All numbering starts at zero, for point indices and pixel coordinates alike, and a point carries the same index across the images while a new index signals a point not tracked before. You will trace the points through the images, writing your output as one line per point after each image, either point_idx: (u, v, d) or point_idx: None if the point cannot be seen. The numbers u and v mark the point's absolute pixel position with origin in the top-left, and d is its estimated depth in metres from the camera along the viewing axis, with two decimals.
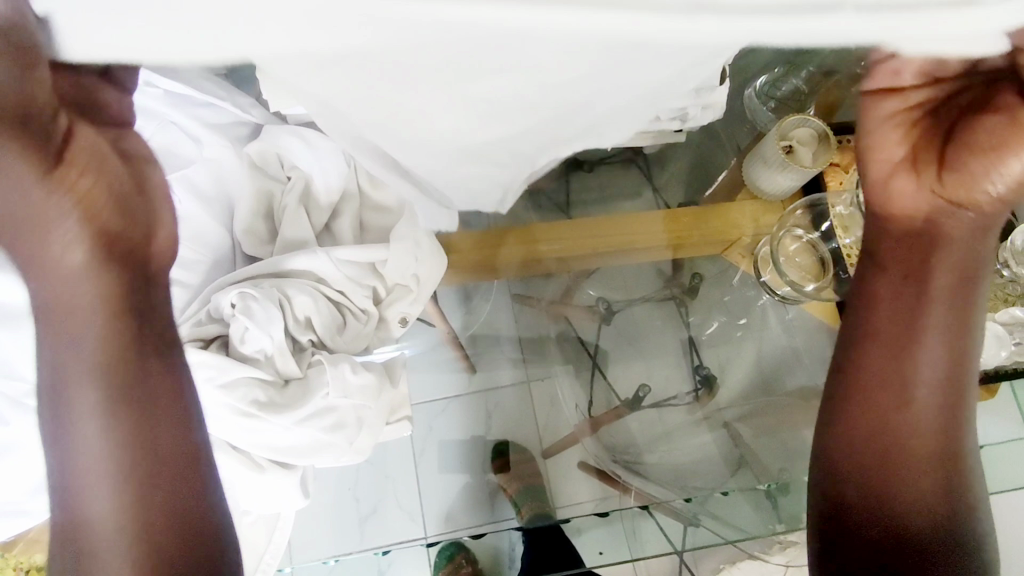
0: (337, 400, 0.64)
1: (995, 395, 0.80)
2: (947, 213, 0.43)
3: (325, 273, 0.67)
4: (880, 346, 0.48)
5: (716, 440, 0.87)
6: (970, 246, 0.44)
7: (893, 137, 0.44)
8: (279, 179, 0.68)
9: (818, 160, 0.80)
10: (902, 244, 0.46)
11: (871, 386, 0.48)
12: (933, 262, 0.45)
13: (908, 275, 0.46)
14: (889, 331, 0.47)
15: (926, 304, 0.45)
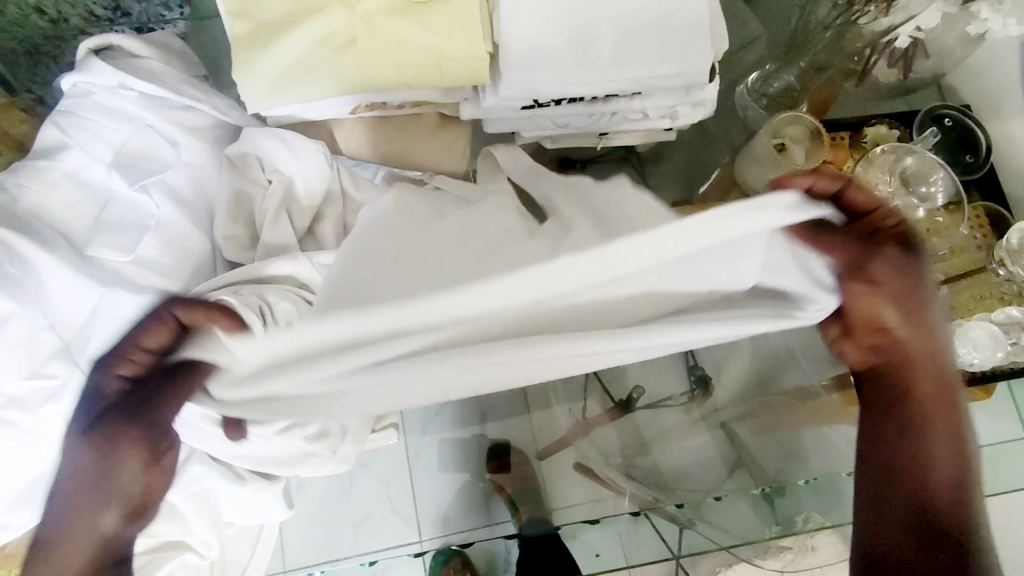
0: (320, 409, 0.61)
1: (991, 396, 0.79)
2: (902, 353, 0.46)
3: (306, 278, 0.66)
4: (886, 461, 0.47)
5: (714, 440, 0.84)
6: (936, 371, 0.46)
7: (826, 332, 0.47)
8: (261, 183, 0.69)
9: (810, 158, 0.77)
10: (878, 385, 0.48)
11: (891, 489, 0.46)
12: (907, 394, 0.46)
13: (893, 402, 0.47)
14: (898, 450, 0.46)
15: (920, 421, 0.46)
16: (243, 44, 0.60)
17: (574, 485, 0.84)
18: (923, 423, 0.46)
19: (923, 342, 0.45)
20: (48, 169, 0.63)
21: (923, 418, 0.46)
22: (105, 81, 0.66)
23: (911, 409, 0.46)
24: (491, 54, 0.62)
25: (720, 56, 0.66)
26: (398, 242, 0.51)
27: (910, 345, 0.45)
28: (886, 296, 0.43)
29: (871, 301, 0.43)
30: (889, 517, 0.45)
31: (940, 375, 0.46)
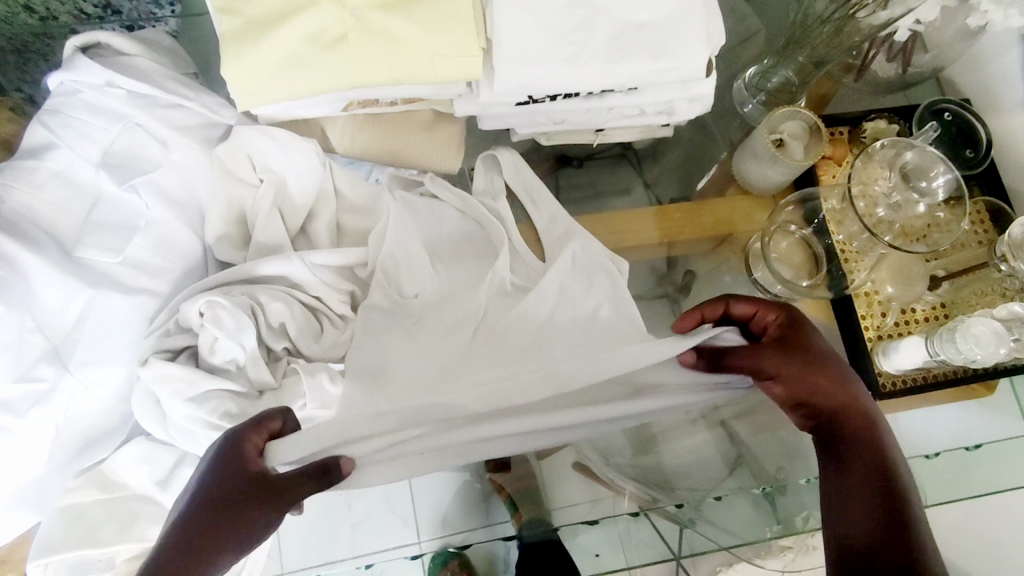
0: (314, 412, 0.60)
1: (993, 392, 0.79)
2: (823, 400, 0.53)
3: (299, 278, 0.65)
4: (841, 489, 0.50)
5: (713, 438, 0.83)
6: (856, 404, 0.52)
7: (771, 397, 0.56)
8: (252, 183, 0.67)
9: (810, 153, 0.76)
10: (820, 432, 0.53)
11: (845, 512, 0.49)
12: (840, 433, 0.52)
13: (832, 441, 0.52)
14: (838, 478, 0.50)
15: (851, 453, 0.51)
16: (231, 41, 0.59)
17: (572, 483, 0.82)
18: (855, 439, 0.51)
19: (836, 387, 0.53)
20: (35, 169, 0.62)
21: (850, 435, 0.51)
22: (92, 79, 0.64)
23: (840, 429, 0.52)
24: (484, 48, 0.61)
25: (717, 50, 0.65)
26: (430, 348, 0.61)
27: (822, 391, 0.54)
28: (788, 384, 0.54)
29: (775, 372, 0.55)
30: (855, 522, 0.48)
31: (857, 403, 0.53)
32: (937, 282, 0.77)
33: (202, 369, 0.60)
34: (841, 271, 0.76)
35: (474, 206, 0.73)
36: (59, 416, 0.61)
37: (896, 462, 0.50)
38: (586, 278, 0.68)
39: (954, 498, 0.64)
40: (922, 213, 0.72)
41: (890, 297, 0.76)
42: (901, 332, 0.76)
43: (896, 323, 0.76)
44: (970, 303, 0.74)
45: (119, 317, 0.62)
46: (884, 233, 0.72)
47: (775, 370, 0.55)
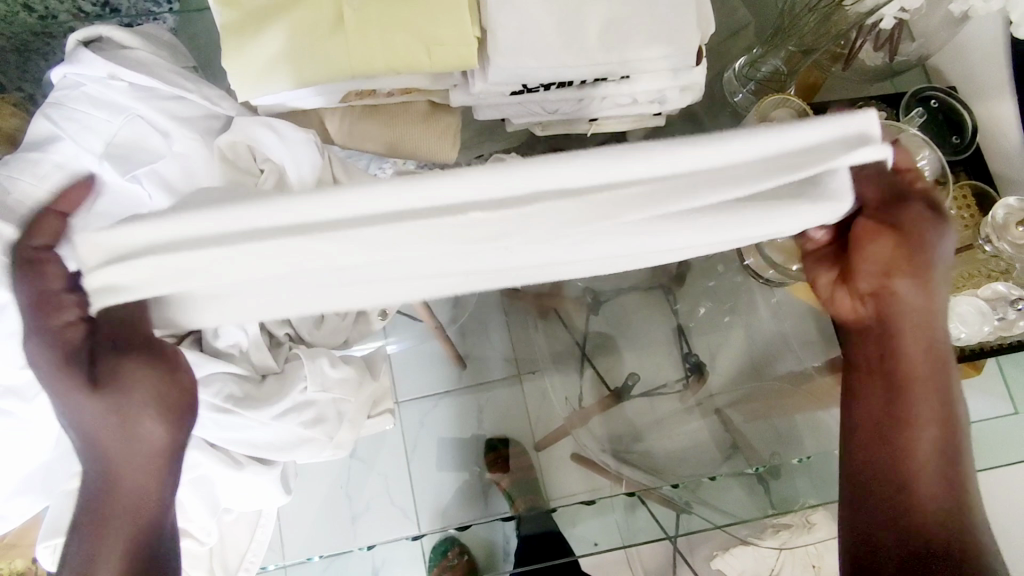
0: (315, 395, 0.63)
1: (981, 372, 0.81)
2: (888, 315, 0.48)
3: None
4: (873, 430, 0.49)
5: (707, 425, 0.86)
6: (920, 333, 0.47)
7: (823, 277, 0.53)
8: (254, 173, 0.68)
9: None
10: (864, 345, 0.50)
11: (875, 441, 0.49)
12: (888, 356, 0.48)
13: (877, 368, 0.49)
14: (877, 407, 0.49)
15: (898, 385, 0.48)
16: (232, 33, 0.60)
17: (571, 473, 0.85)
18: (898, 405, 0.48)
19: (913, 304, 0.47)
20: (39, 160, 0.64)
21: (896, 359, 0.48)
22: (96, 72, 0.66)
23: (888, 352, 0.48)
24: (479, 38, 0.63)
25: (707, 38, 0.66)
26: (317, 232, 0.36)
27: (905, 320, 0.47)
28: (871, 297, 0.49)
29: (867, 254, 0.47)
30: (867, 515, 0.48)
31: (921, 356, 0.47)
32: None
33: (206, 353, 0.59)
34: None
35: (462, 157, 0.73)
36: None
37: (949, 420, 0.47)
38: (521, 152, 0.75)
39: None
40: None
41: None
42: None
43: None
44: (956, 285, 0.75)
45: None
46: None
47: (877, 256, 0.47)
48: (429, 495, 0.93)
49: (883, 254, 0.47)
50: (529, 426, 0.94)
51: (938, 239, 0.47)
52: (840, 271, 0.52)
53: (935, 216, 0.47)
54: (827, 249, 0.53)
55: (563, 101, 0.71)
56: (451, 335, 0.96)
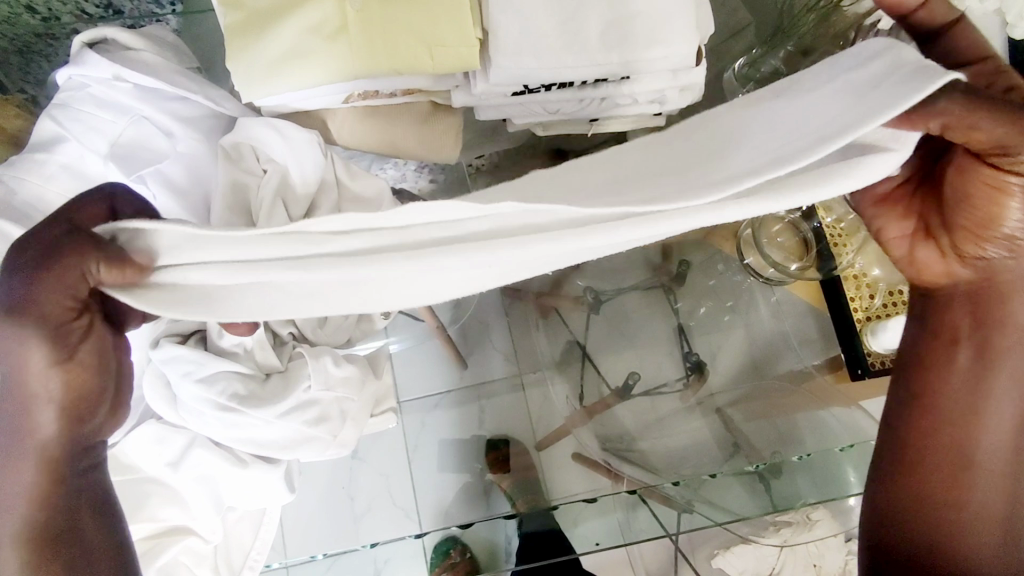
0: (318, 394, 0.63)
1: None
2: (993, 277, 0.48)
3: None
4: (951, 400, 0.50)
5: (710, 425, 0.85)
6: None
7: (897, 227, 0.53)
8: (256, 173, 0.68)
9: None
10: (957, 305, 0.50)
11: (955, 410, 0.50)
12: (985, 323, 0.49)
13: (970, 334, 0.50)
14: (962, 375, 0.50)
15: (992, 357, 0.49)
16: (237, 34, 0.61)
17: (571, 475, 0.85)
18: (977, 376, 0.50)
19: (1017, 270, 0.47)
20: (45, 161, 0.65)
21: (996, 325, 0.49)
22: (100, 73, 0.66)
23: (986, 317, 0.49)
24: (481, 39, 0.63)
25: (707, 38, 0.67)
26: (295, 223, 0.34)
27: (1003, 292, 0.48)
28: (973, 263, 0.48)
29: (978, 205, 0.45)
30: (918, 481, 0.52)
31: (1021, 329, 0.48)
32: None
33: (211, 352, 0.61)
34: (830, 253, 0.79)
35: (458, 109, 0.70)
36: None
37: None
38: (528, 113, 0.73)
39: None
40: None
41: (876, 279, 0.80)
42: (888, 313, 0.79)
43: (885, 303, 0.80)
44: None
45: None
46: None
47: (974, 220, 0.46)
48: (430, 494, 0.95)
49: (999, 202, 0.43)
50: (530, 427, 0.95)
51: None
52: (919, 225, 0.51)
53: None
54: (905, 192, 0.52)
55: (568, 103, 0.72)
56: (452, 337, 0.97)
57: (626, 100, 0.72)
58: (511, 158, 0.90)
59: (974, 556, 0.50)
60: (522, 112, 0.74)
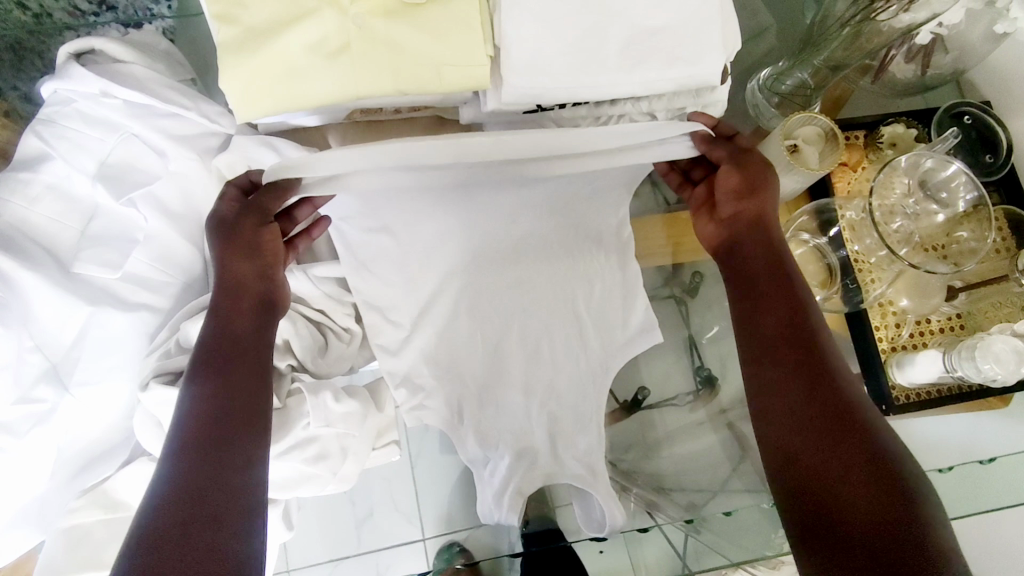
0: (318, 430, 0.62)
1: (1009, 404, 0.74)
2: (738, 226, 0.58)
3: (302, 292, 0.65)
4: (763, 335, 0.54)
5: (721, 442, 0.77)
6: (763, 234, 0.56)
7: (704, 225, 0.62)
8: None
9: (824, 160, 0.72)
10: (735, 259, 0.58)
11: (761, 331, 0.54)
12: (745, 256, 0.57)
13: (742, 273, 0.57)
14: (747, 300, 0.56)
15: (764, 286, 0.55)
16: (228, 52, 0.56)
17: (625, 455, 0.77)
18: (764, 302, 0.55)
19: (753, 210, 0.57)
20: (29, 182, 0.60)
21: (748, 242, 0.57)
22: (87, 89, 0.62)
23: (741, 238, 0.57)
24: (492, 56, 0.59)
25: (733, 56, 0.62)
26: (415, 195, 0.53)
27: (767, 231, 0.57)
28: (723, 220, 0.59)
29: (722, 187, 0.58)
30: (765, 408, 0.52)
31: (767, 251, 0.56)
32: (953, 293, 0.71)
33: None
34: (856, 284, 0.72)
35: (454, 96, 0.62)
36: (60, 438, 0.60)
37: (815, 317, 0.53)
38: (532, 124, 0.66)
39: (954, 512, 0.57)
40: (939, 223, 0.68)
41: (905, 309, 0.72)
42: (916, 345, 0.71)
43: (910, 335, 0.72)
44: (987, 315, 0.70)
45: (119, 333, 0.62)
46: (903, 248, 0.67)
47: (729, 183, 0.57)
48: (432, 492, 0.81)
49: (732, 181, 0.57)
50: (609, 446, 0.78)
51: (762, 176, 0.57)
52: (710, 212, 0.61)
53: (732, 160, 0.56)
54: (703, 199, 0.62)
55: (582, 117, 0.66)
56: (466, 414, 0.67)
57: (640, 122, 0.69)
58: None
59: (829, 461, 0.46)
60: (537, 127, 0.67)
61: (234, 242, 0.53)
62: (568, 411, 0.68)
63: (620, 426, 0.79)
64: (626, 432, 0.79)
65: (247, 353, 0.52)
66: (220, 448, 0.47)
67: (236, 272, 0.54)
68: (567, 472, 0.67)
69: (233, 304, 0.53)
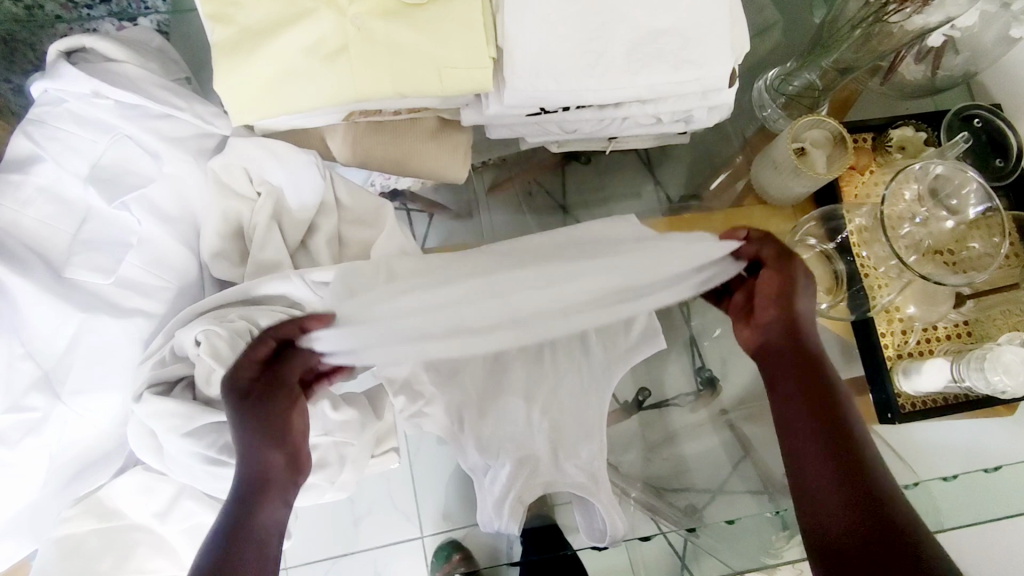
0: (316, 438, 0.61)
1: (1013, 413, 0.73)
2: (779, 336, 0.56)
3: (297, 297, 0.62)
4: (797, 426, 0.52)
5: (723, 443, 0.76)
6: (806, 349, 0.55)
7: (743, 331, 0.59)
8: (250, 197, 0.63)
9: (832, 165, 0.72)
10: (773, 366, 0.56)
11: (792, 423, 0.52)
12: (791, 364, 0.55)
13: (782, 379, 0.55)
14: (785, 400, 0.54)
15: (806, 387, 0.53)
16: (223, 53, 0.55)
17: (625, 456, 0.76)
18: (801, 401, 0.53)
19: (790, 317, 0.56)
20: (20, 184, 0.59)
21: (791, 356, 0.56)
22: (79, 88, 0.60)
23: (786, 351, 0.56)
24: (494, 58, 0.57)
25: (741, 58, 0.61)
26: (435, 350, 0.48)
27: (799, 339, 0.56)
28: (758, 326, 0.58)
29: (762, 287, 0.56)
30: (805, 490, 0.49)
31: (812, 361, 0.55)
32: (961, 300, 0.70)
33: (199, 402, 0.57)
34: (863, 292, 0.71)
35: (456, 98, 0.60)
36: (52, 446, 0.59)
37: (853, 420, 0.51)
38: (536, 125, 0.65)
39: (960, 523, 0.56)
40: (949, 230, 0.67)
41: (912, 316, 0.71)
42: (923, 353, 0.71)
43: (917, 342, 0.71)
44: (997, 323, 0.69)
45: (111, 341, 0.60)
46: (912, 255, 0.66)
47: (769, 289, 0.56)
48: (428, 496, 0.80)
49: (771, 279, 0.55)
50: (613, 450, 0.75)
51: (798, 284, 0.56)
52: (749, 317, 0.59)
53: (776, 263, 0.55)
54: (742, 304, 0.59)
55: (586, 121, 0.65)
56: (465, 419, 0.67)
57: (645, 125, 0.68)
58: (519, 157, 0.90)
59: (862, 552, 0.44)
60: (541, 128, 0.66)
61: (279, 369, 0.51)
62: (572, 419, 0.67)
63: (622, 427, 0.77)
64: (626, 432, 0.77)
65: (275, 479, 0.51)
66: (235, 550, 0.45)
67: (276, 397, 0.51)
68: (568, 481, 0.66)
69: (274, 420, 0.51)
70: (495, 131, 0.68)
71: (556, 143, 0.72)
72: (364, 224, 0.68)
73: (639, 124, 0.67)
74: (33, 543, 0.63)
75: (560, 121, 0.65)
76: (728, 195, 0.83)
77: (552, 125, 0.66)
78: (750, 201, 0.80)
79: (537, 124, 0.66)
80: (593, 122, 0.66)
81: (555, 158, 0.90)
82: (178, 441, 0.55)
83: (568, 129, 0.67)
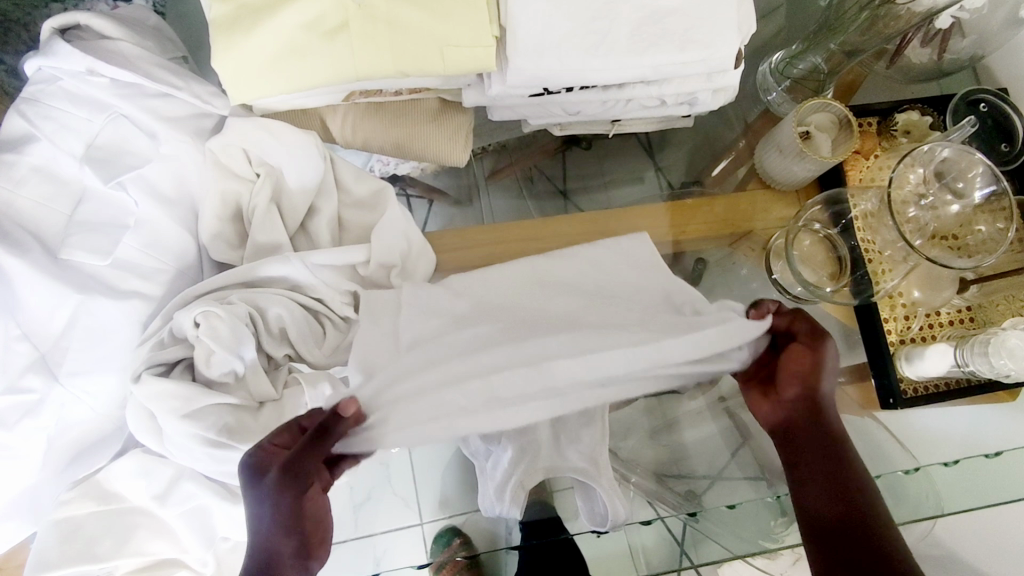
0: None
1: (1016, 398, 0.72)
2: (800, 411, 0.52)
3: (299, 280, 0.62)
4: (817, 488, 0.49)
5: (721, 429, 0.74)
6: (830, 427, 0.51)
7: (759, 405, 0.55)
8: (250, 179, 0.63)
9: (837, 149, 0.72)
10: (796, 440, 0.52)
11: (819, 484, 0.49)
12: (820, 437, 0.51)
13: (803, 452, 0.51)
14: (803, 470, 0.51)
15: (831, 455, 0.50)
16: (222, 31, 0.54)
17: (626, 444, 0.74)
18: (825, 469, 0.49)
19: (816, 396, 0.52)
20: (14, 164, 0.58)
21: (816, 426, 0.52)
22: (73, 66, 0.59)
23: (812, 422, 0.52)
24: (498, 37, 0.56)
25: (748, 39, 0.60)
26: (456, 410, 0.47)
27: (824, 417, 0.52)
28: (783, 402, 0.53)
29: (785, 361, 0.53)
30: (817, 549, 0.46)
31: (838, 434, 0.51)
32: (965, 285, 0.70)
33: (199, 383, 0.57)
34: (866, 277, 0.70)
35: (456, 77, 0.59)
36: (50, 427, 0.58)
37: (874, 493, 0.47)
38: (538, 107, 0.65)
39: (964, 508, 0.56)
40: (954, 214, 0.66)
41: (916, 301, 0.71)
42: (926, 338, 0.71)
43: (920, 327, 0.71)
44: (999, 309, 0.69)
45: (108, 322, 0.59)
46: (918, 239, 0.66)
47: (799, 365, 0.52)
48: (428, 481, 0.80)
49: (798, 356, 0.52)
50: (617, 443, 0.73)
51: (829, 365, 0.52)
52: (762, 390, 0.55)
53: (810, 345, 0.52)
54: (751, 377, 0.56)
55: (588, 102, 0.64)
56: None
57: (648, 108, 0.67)
58: (520, 142, 0.89)
59: None
60: (541, 109, 0.65)
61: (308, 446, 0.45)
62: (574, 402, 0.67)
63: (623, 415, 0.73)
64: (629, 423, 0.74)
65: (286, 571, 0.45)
66: None
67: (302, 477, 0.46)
68: (569, 466, 0.66)
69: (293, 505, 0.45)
70: (495, 114, 0.67)
71: (558, 128, 0.72)
72: (365, 207, 0.68)
73: (642, 106, 0.67)
74: (30, 525, 0.62)
75: (562, 102, 0.64)
76: (730, 182, 0.83)
77: (553, 107, 0.65)
78: (753, 186, 0.80)
79: (538, 106, 0.65)
80: (595, 104, 0.65)
81: (555, 142, 0.89)
82: (178, 423, 0.54)
83: (570, 111, 0.66)
